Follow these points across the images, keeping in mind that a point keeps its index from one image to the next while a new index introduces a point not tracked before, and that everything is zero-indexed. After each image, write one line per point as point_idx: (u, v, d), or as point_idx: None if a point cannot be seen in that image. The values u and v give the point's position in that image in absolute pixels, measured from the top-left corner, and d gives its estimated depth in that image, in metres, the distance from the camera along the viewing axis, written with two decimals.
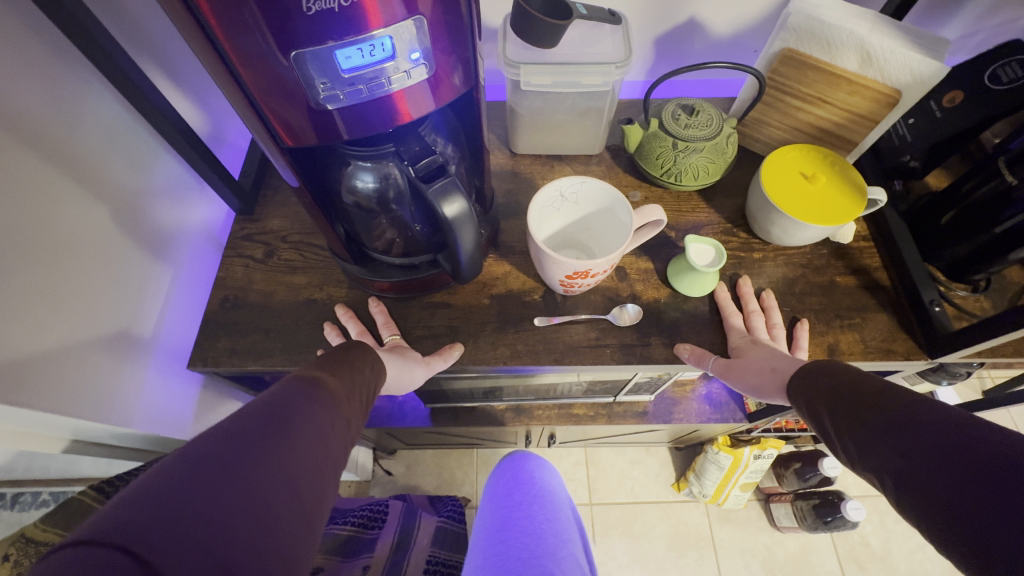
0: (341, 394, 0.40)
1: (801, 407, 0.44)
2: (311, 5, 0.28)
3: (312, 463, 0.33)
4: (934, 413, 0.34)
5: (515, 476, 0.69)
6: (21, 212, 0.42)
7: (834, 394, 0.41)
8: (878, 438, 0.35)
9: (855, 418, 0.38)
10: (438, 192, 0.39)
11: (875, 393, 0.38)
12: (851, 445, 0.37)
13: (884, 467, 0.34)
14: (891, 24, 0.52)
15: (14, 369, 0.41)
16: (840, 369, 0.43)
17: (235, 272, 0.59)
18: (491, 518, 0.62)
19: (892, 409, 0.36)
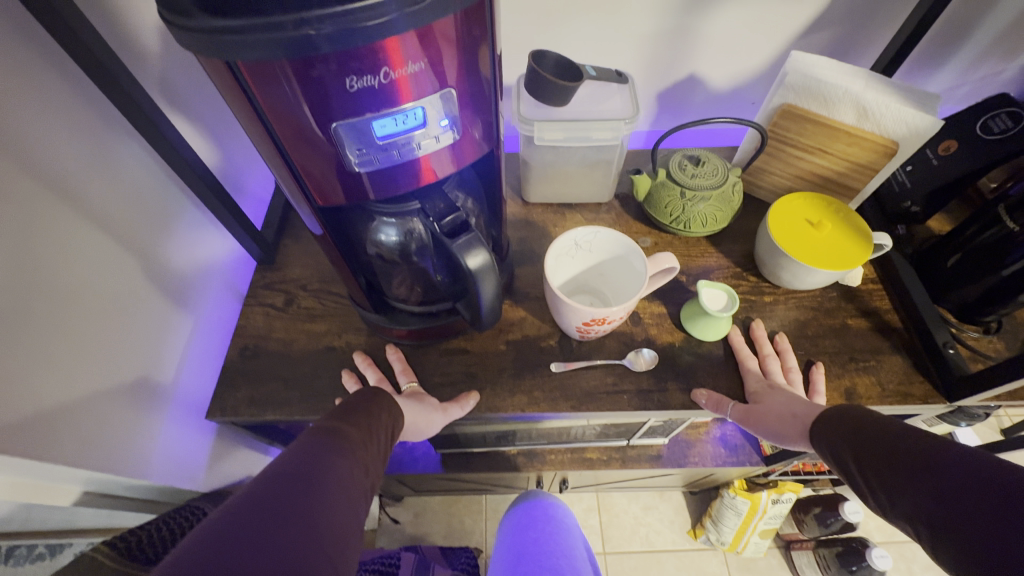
0: (359, 442, 0.42)
1: (824, 451, 0.45)
2: (354, 83, 0.30)
3: (337, 516, 0.35)
4: (956, 463, 0.35)
5: (528, 511, 0.76)
6: (60, 269, 0.44)
7: (857, 437, 0.41)
8: (907, 483, 0.36)
9: (883, 463, 0.38)
10: (463, 246, 0.41)
11: (891, 443, 0.39)
12: (883, 491, 0.38)
13: (917, 514, 0.35)
14: (885, 81, 0.56)
15: (37, 423, 0.41)
16: (860, 414, 0.44)
17: (256, 321, 0.61)
18: (509, 553, 0.70)
19: (914, 458, 0.37)
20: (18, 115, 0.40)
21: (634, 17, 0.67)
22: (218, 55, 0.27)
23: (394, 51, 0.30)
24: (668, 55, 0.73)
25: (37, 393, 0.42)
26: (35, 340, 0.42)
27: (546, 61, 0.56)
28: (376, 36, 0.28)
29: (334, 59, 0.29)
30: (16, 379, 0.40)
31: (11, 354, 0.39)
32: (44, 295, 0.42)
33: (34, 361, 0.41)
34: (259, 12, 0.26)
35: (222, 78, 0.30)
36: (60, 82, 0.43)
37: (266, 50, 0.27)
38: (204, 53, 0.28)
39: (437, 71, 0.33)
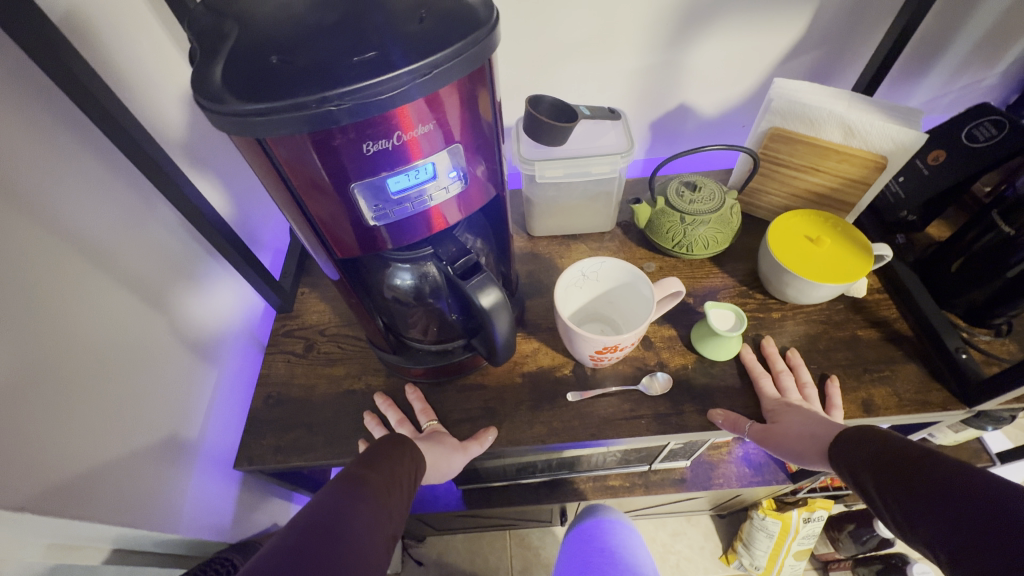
0: (381, 488, 0.43)
1: (843, 469, 0.45)
2: (370, 147, 0.33)
3: (360, 562, 0.36)
4: (976, 486, 0.35)
5: (587, 527, 0.88)
6: (93, 331, 0.47)
7: (877, 458, 0.42)
8: (927, 509, 0.36)
9: (900, 483, 0.39)
10: (476, 286, 0.43)
11: (912, 465, 0.39)
12: (899, 513, 0.38)
13: (936, 538, 0.35)
14: (867, 100, 0.58)
15: (73, 481, 0.43)
16: (879, 433, 0.44)
17: (277, 369, 0.62)
18: (576, 561, 0.84)
19: (933, 482, 0.37)
20: (55, 192, 0.43)
21: (621, 56, 0.71)
22: (249, 133, 0.30)
23: (406, 116, 0.32)
24: (656, 88, 0.76)
25: (74, 453, 0.44)
26: (73, 402, 0.44)
27: (541, 105, 0.59)
28: (390, 106, 0.31)
29: (352, 128, 0.31)
30: (56, 441, 0.42)
31: (50, 417, 0.42)
32: (79, 357, 0.45)
33: (73, 421, 0.44)
34: (287, 94, 0.29)
35: (250, 150, 0.33)
36: (93, 159, 0.47)
37: (295, 126, 0.29)
38: (236, 132, 0.30)
39: (445, 128, 0.35)
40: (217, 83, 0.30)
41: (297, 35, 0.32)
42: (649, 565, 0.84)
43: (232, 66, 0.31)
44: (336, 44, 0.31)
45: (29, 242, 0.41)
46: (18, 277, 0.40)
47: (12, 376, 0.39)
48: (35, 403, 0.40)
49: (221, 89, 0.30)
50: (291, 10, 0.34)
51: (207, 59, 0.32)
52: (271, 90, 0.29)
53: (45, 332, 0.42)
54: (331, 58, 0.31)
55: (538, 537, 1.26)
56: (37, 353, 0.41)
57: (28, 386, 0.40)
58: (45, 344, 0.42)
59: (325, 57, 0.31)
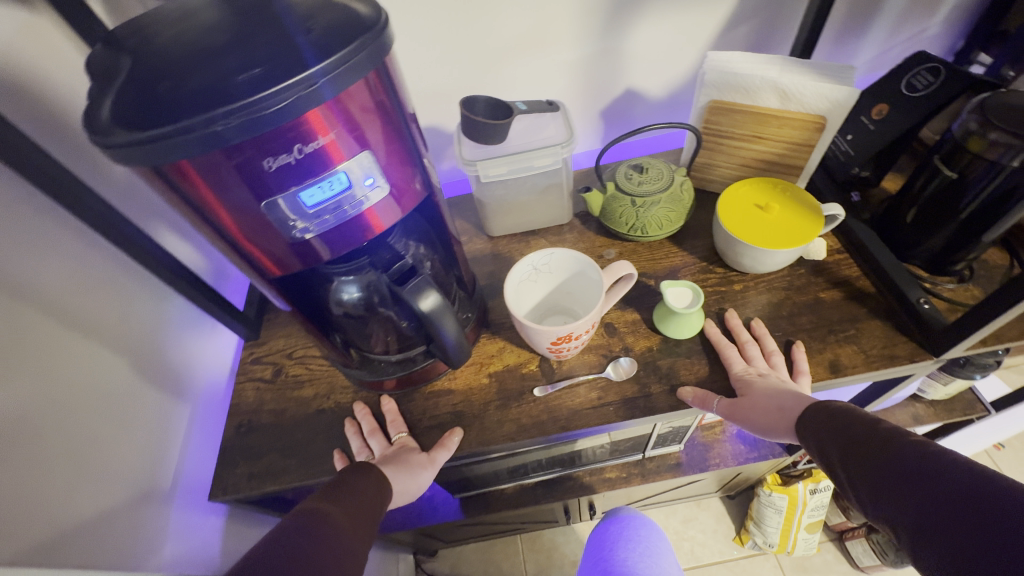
0: (345, 523, 0.42)
1: (809, 445, 0.45)
2: (273, 162, 0.33)
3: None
4: (942, 464, 0.34)
5: (610, 533, 0.88)
6: (60, 382, 0.47)
7: (842, 435, 0.42)
8: (891, 489, 0.36)
9: (864, 462, 0.39)
10: (413, 291, 0.43)
11: (882, 444, 0.39)
12: (864, 492, 0.38)
13: (898, 517, 0.35)
14: (799, 63, 0.58)
15: (55, 533, 0.43)
16: (844, 410, 0.44)
17: (247, 396, 0.62)
18: (597, 570, 0.82)
19: (900, 461, 0.37)
20: (6, 251, 0.43)
21: (559, 49, 0.72)
22: (144, 162, 0.30)
23: (313, 123, 0.33)
24: (600, 77, 0.77)
25: (53, 507, 0.44)
26: (48, 455, 0.44)
27: (477, 105, 0.59)
28: (283, 119, 0.31)
29: (250, 146, 0.32)
30: (33, 497, 0.42)
31: (27, 474, 0.42)
32: (49, 411, 0.45)
33: (50, 475, 0.44)
34: (174, 120, 0.30)
35: (156, 182, 0.34)
36: (42, 213, 0.47)
37: (188, 150, 0.30)
38: (132, 163, 0.31)
39: (356, 135, 0.36)
40: (106, 119, 0.31)
41: (188, 64, 0.33)
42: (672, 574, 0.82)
43: (122, 101, 0.31)
44: (223, 68, 0.32)
45: None
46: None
47: None
48: (11, 462, 0.41)
49: (110, 125, 0.30)
50: (187, 42, 0.35)
51: (99, 96, 0.32)
52: (158, 118, 0.30)
53: (13, 391, 0.42)
54: (218, 80, 0.31)
55: (549, 539, 1.25)
56: (6, 414, 0.41)
57: (1, 447, 0.40)
58: (14, 403, 0.42)
59: (213, 80, 0.31)
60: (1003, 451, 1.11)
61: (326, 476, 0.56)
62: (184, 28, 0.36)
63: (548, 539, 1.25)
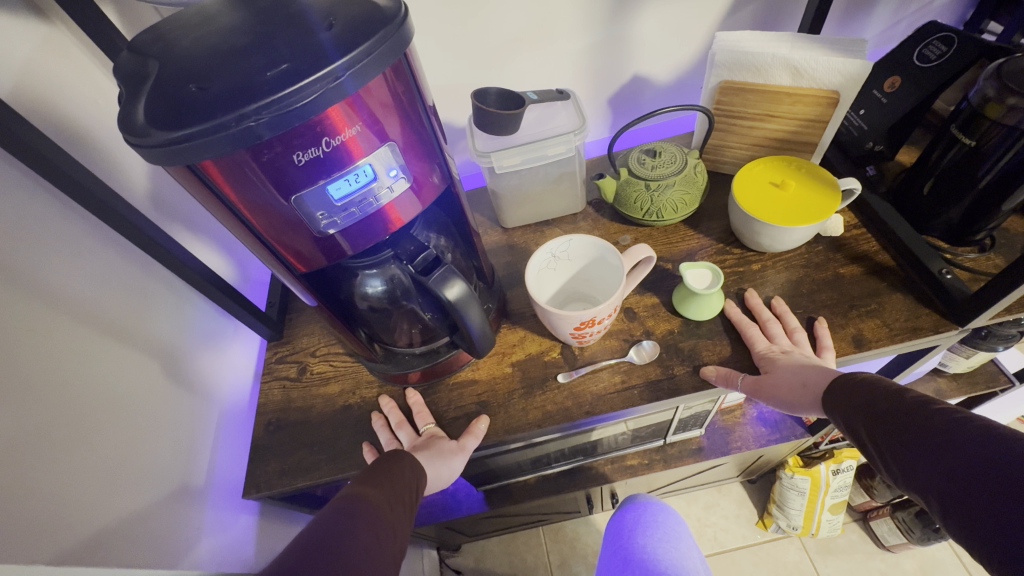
0: (384, 502, 0.43)
1: (838, 420, 0.45)
2: (301, 157, 0.34)
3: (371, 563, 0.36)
4: (972, 432, 0.34)
5: (626, 521, 0.88)
6: (91, 389, 0.48)
7: (870, 407, 0.42)
8: (919, 460, 0.36)
9: (894, 434, 0.39)
10: (438, 280, 0.44)
11: (908, 414, 0.39)
12: (894, 464, 0.38)
13: (928, 488, 0.35)
14: (809, 39, 0.58)
15: (96, 533, 0.44)
16: (871, 382, 0.44)
17: (274, 395, 0.63)
18: (617, 559, 0.81)
19: (928, 432, 0.36)
20: (35, 262, 0.44)
21: (566, 38, 0.72)
22: (177, 161, 0.31)
23: (335, 119, 0.33)
24: (607, 64, 0.77)
25: (91, 512, 0.44)
26: (84, 459, 0.45)
27: (488, 97, 0.60)
28: (309, 113, 0.31)
29: (278, 142, 0.32)
30: (70, 501, 0.43)
31: (63, 479, 0.43)
32: (81, 417, 0.46)
33: (85, 480, 0.45)
34: (206, 118, 0.30)
35: (189, 181, 0.34)
36: (71, 222, 0.48)
37: (221, 148, 0.31)
38: (165, 163, 0.31)
39: (380, 127, 0.36)
40: (140, 121, 0.32)
41: (214, 65, 0.33)
42: (693, 558, 0.82)
43: (154, 102, 0.32)
44: (249, 66, 0.33)
45: (19, 308, 0.42)
46: (10, 351, 0.40)
47: (19, 442, 0.40)
48: (46, 469, 0.41)
49: (145, 126, 0.31)
50: (210, 43, 0.36)
51: (131, 99, 0.33)
52: (190, 118, 0.31)
53: (43, 399, 0.43)
54: (245, 79, 0.32)
55: (572, 529, 1.26)
56: (45, 418, 0.42)
57: (41, 451, 0.41)
58: (51, 409, 0.43)
59: (241, 79, 0.32)
60: None
61: (356, 470, 0.56)
62: (206, 30, 0.37)
63: (571, 530, 1.25)
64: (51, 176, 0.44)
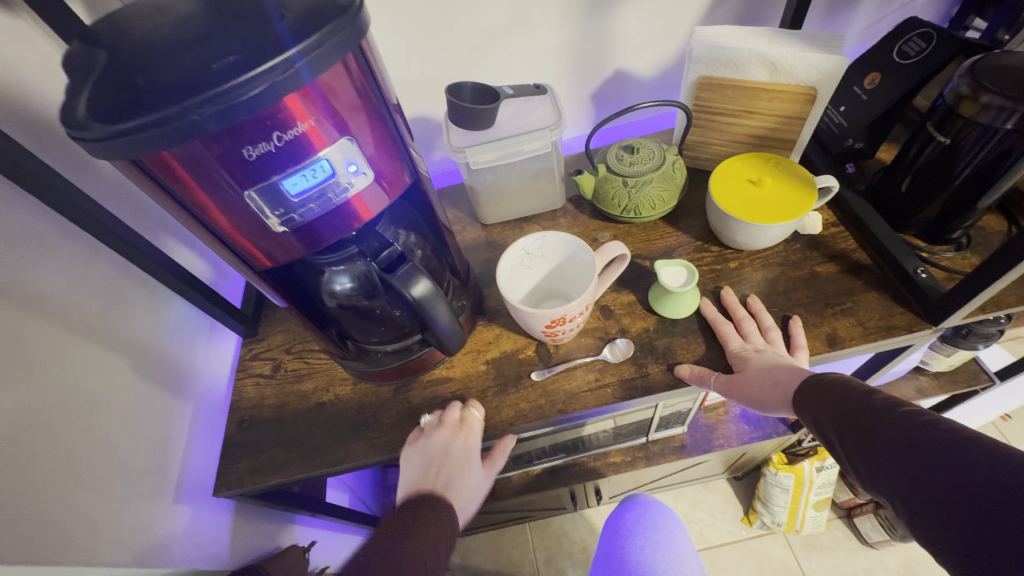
0: (429, 537, 0.50)
1: (808, 421, 0.45)
2: (252, 151, 0.33)
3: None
4: (940, 434, 0.34)
5: (626, 521, 0.87)
6: (59, 385, 0.47)
7: (838, 408, 0.41)
8: (887, 462, 0.36)
9: (861, 436, 0.38)
10: (403, 278, 0.43)
11: (879, 415, 0.38)
12: (862, 466, 0.38)
13: (894, 490, 0.35)
14: (787, 35, 0.57)
15: (63, 534, 0.44)
16: (841, 383, 0.43)
17: (248, 392, 0.63)
18: (614, 559, 0.81)
19: (896, 434, 0.36)
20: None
21: (546, 32, 0.71)
22: (122, 155, 0.30)
23: (293, 109, 0.33)
24: (589, 59, 0.76)
25: (58, 510, 0.44)
26: (52, 457, 0.44)
27: (463, 91, 0.59)
28: (258, 106, 0.31)
29: (227, 135, 0.32)
30: (36, 500, 0.42)
31: (29, 478, 0.42)
32: (48, 413, 0.45)
33: (51, 478, 0.44)
34: (151, 110, 0.30)
35: (138, 176, 0.34)
36: (36, 217, 0.47)
37: (167, 141, 0.30)
38: (110, 157, 0.31)
39: (337, 121, 0.35)
40: (82, 114, 0.31)
41: (163, 56, 0.33)
42: (690, 564, 0.82)
43: (98, 95, 0.31)
44: (198, 57, 0.32)
45: None
46: None
47: None
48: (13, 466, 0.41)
49: (87, 119, 0.30)
50: (161, 34, 0.35)
51: (75, 92, 0.32)
52: (134, 110, 0.30)
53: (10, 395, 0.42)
54: (193, 70, 0.31)
55: (558, 526, 1.26)
56: (11, 416, 0.41)
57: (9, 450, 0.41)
58: (18, 406, 0.42)
59: (188, 70, 0.31)
60: (1010, 421, 1.11)
61: (328, 468, 0.56)
62: (158, 21, 0.36)
63: (557, 525, 1.26)
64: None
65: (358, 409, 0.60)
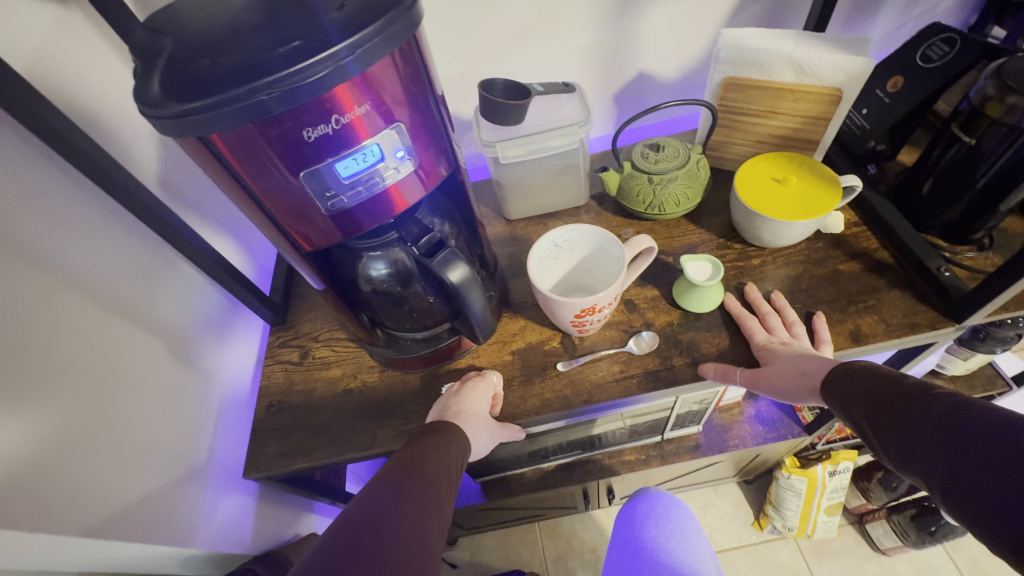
0: (431, 480, 0.45)
1: (836, 409, 0.45)
2: (311, 133, 0.34)
3: (414, 529, 0.40)
4: (972, 418, 0.34)
5: (636, 511, 0.88)
6: (98, 364, 0.48)
7: (868, 395, 0.42)
8: (920, 447, 0.36)
9: (894, 421, 0.39)
10: (442, 263, 0.44)
11: (910, 402, 0.39)
12: (895, 450, 0.38)
13: (929, 474, 0.35)
14: (814, 37, 0.59)
15: (99, 509, 0.45)
16: (869, 371, 0.44)
17: (276, 378, 0.64)
18: (629, 547, 0.82)
19: (928, 420, 0.36)
20: (48, 238, 0.45)
21: (573, 33, 0.72)
22: (190, 133, 0.32)
23: (343, 98, 0.34)
24: (613, 60, 0.77)
25: (95, 485, 0.45)
26: (88, 433, 0.45)
27: (495, 87, 0.61)
28: (319, 90, 0.32)
29: (289, 116, 0.33)
30: (73, 473, 0.43)
31: (65, 453, 0.43)
32: (87, 389, 0.46)
33: (88, 453, 0.45)
34: (220, 91, 0.31)
35: (200, 155, 0.35)
36: (83, 201, 0.49)
37: (234, 121, 0.32)
38: (179, 135, 0.32)
39: (386, 108, 0.37)
40: (154, 93, 0.32)
41: (229, 42, 0.34)
42: (703, 550, 0.82)
43: (169, 77, 0.33)
44: (264, 42, 0.33)
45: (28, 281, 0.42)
46: (21, 324, 0.41)
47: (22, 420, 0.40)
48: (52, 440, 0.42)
49: (160, 98, 0.32)
50: (224, 21, 0.36)
51: (145, 73, 0.34)
52: (204, 91, 0.31)
53: (51, 372, 0.43)
54: (258, 55, 0.33)
55: (568, 526, 1.26)
56: (50, 391, 0.42)
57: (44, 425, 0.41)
58: (58, 384, 0.43)
59: (253, 55, 0.33)
60: None
61: (356, 452, 0.57)
62: (219, 9, 0.38)
63: (566, 525, 1.26)
64: (66, 153, 0.45)
65: (385, 396, 0.61)
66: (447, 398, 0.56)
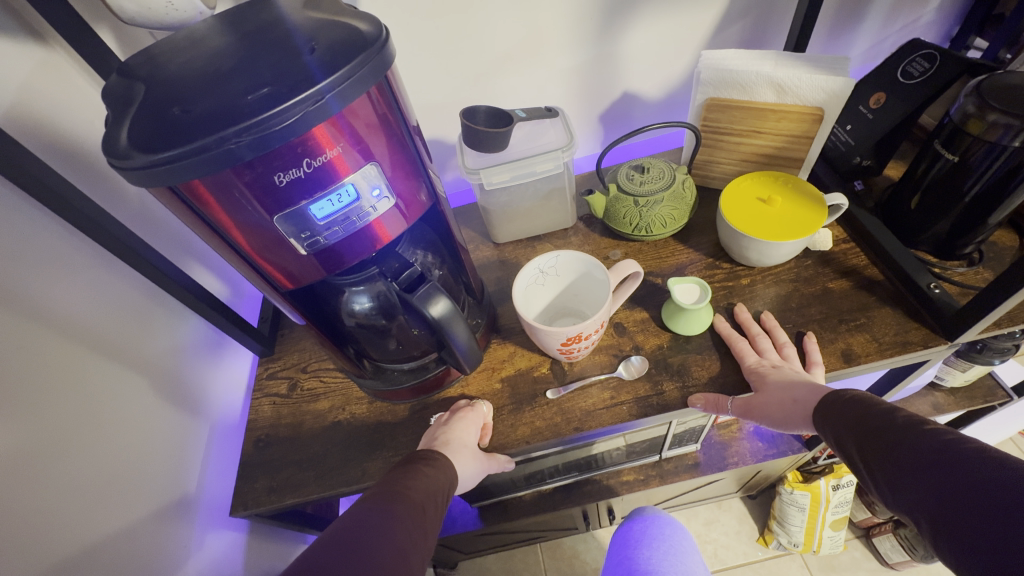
0: (417, 505, 0.44)
1: (828, 436, 0.44)
2: (283, 177, 0.34)
3: (396, 551, 0.39)
4: (961, 452, 0.34)
5: (631, 532, 0.86)
6: (83, 408, 0.47)
7: (859, 425, 0.41)
8: (910, 480, 0.35)
9: (884, 454, 0.38)
10: (423, 297, 0.44)
11: (900, 431, 0.38)
12: (883, 483, 0.38)
13: (918, 508, 0.35)
14: (793, 57, 0.59)
15: (81, 555, 0.44)
16: (859, 400, 0.43)
17: (264, 412, 0.63)
18: (621, 570, 0.81)
19: (918, 452, 0.36)
20: (30, 281, 0.44)
21: (556, 55, 0.73)
22: (161, 182, 0.32)
23: (319, 138, 0.34)
24: (597, 81, 0.78)
25: (78, 529, 0.44)
26: (71, 477, 0.44)
27: (477, 115, 0.61)
28: (290, 135, 0.32)
29: (260, 161, 0.33)
30: (54, 518, 0.42)
31: (46, 499, 0.42)
32: (74, 434, 0.46)
33: (71, 497, 0.44)
34: (189, 140, 0.31)
35: (172, 202, 0.35)
36: (66, 243, 0.49)
37: (202, 169, 0.31)
38: (150, 184, 0.32)
39: (362, 147, 0.37)
40: (125, 145, 0.32)
41: (200, 89, 0.34)
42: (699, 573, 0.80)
43: (138, 126, 0.33)
44: (234, 89, 0.33)
45: (9, 327, 0.42)
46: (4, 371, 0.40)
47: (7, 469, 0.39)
48: (36, 490, 0.41)
49: (128, 148, 0.32)
50: (198, 67, 0.36)
51: (117, 124, 0.34)
52: (173, 141, 0.31)
53: (38, 419, 0.43)
54: (229, 102, 0.33)
55: (570, 547, 1.24)
56: (37, 438, 0.42)
57: (32, 472, 0.41)
58: (45, 429, 0.43)
59: (224, 103, 0.33)
60: None
61: (344, 488, 0.56)
62: (193, 54, 0.38)
63: (568, 547, 1.24)
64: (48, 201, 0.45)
65: (374, 427, 0.60)
66: (438, 421, 0.56)
